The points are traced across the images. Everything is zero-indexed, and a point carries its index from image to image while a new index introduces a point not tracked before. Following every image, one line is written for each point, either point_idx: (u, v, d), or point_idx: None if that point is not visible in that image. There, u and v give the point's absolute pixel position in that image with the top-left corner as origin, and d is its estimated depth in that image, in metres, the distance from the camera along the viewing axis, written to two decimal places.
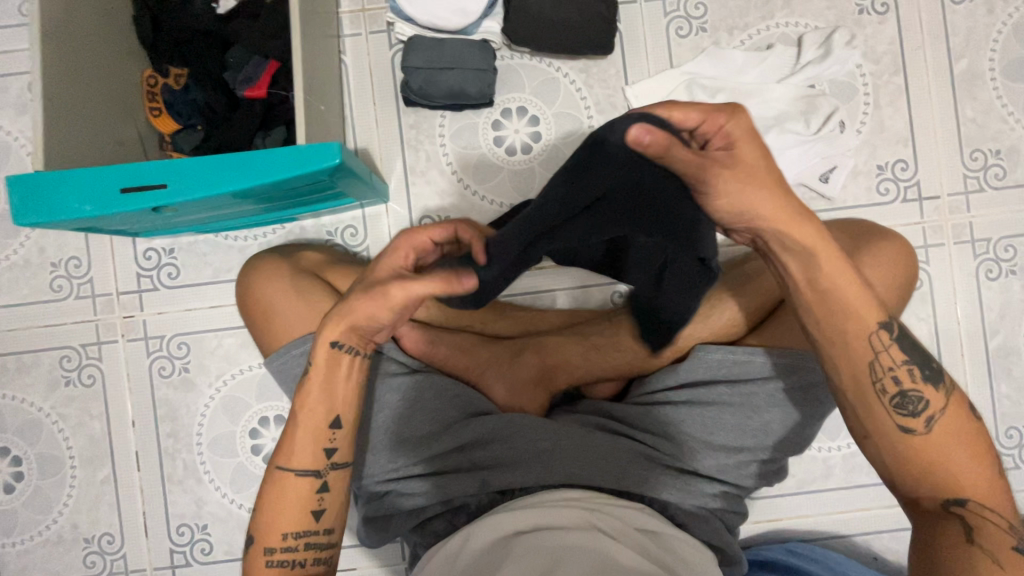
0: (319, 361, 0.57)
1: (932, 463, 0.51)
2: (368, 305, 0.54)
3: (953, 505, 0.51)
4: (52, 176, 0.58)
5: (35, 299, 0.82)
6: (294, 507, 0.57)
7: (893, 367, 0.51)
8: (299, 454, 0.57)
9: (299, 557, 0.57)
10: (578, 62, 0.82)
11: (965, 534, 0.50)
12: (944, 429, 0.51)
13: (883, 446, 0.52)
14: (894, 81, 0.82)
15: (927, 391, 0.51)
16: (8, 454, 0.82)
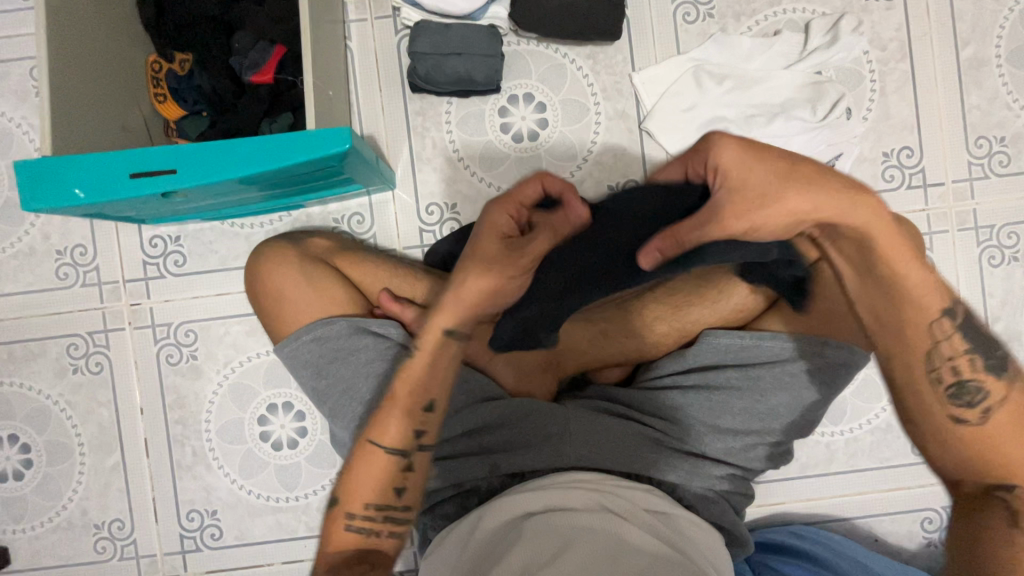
0: (422, 344, 0.57)
1: (984, 451, 0.50)
2: (476, 282, 0.55)
3: (1005, 489, 0.50)
4: (60, 161, 0.58)
5: (41, 287, 0.81)
6: (380, 480, 0.56)
7: (948, 357, 0.51)
8: (391, 429, 0.56)
9: (376, 527, 0.56)
10: (585, 48, 0.81)
11: (1013, 519, 0.48)
12: (1003, 419, 0.50)
13: (933, 432, 0.52)
14: (900, 68, 0.82)
15: (986, 381, 0.51)
16: (16, 442, 0.82)
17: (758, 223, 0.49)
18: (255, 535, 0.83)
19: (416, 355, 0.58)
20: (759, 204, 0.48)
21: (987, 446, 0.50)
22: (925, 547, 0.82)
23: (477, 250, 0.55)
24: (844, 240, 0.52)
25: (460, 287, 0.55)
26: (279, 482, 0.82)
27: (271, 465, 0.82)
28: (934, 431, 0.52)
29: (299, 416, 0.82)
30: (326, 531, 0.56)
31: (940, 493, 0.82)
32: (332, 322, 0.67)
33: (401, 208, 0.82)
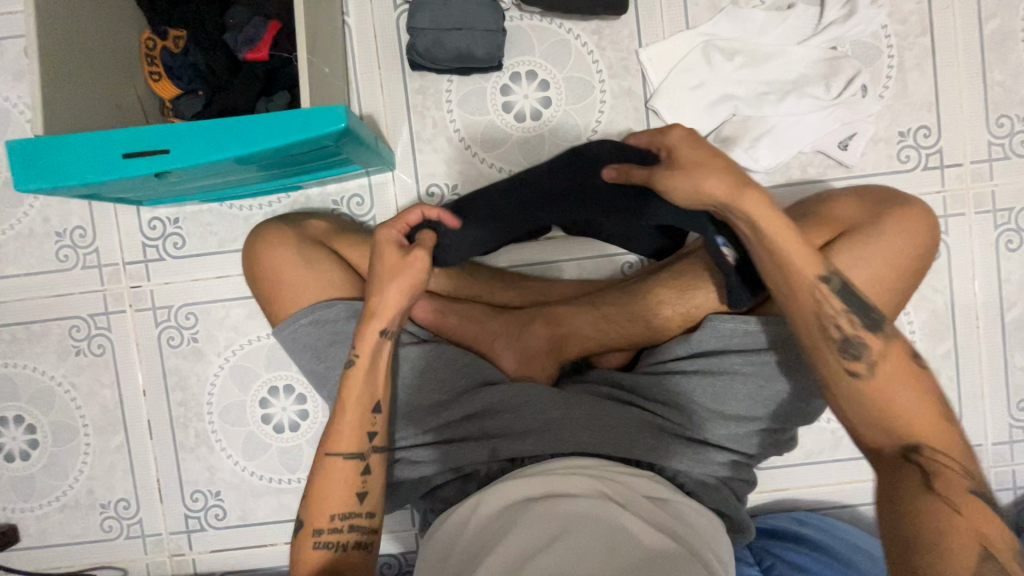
0: (362, 354, 0.60)
1: (890, 409, 0.53)
2: (391, 286, 0.60)
3: (911, 454, 0.52)
4: (52, 142, 0.57)
5: (42, 269, 0.81)
6: (340, 489, 0.57)
7: (836, 313, 0.54)
8: (343, 436, 0.59)
9: (343, 541, 0.56)
10: (590, 23, 0.79)
11: (923, 482, 0.51)
12: (890, 375, 0.54)
13: (845, 398, 0.55)
14: (920, 43, 0.78)
15: (868, 336, 0.54)
16: (22, 423, 0.83)
17: (695, 186, 0.53)
18: (258, 516, 0.83)
19: (355, 365, 0.60)
20: (692, 171, 0.53)
21: (885, 403, 0.53)
22: None
23: (381, 257, 0.60)
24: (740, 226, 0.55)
25: (378, 297, 0.60)
26: (281, 463, 0.83)
27: (273, 447, 0.82)
28: (847, 398, 0.55)
29: (300, 398, 0.82)
30: (297, 554, 0.56)
31: None
32: (331, 305, 0.67)
33: (401, 190, 0.81)
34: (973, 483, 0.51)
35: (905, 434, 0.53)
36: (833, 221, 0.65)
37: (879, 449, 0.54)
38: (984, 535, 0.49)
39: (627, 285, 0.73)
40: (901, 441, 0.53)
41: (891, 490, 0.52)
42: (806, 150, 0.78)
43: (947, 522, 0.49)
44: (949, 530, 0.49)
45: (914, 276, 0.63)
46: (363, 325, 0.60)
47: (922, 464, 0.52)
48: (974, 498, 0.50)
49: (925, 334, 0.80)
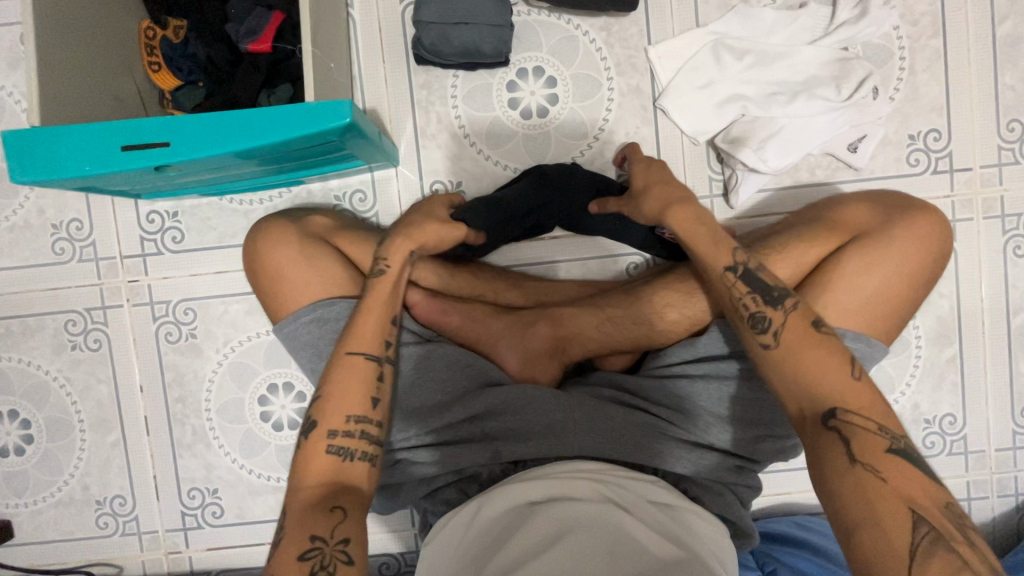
0: (392, 268, 0.62)
1: (805, 379, 0.53)
2: (431, 227, 0.64)
3: (829, 419, 0.51)
4: (48, 133, 0.56)
5: (37, 262, 0.80)
6: (355, 390, 0.57)
7: (745, 294, 0.57)
8: (367, 338, 0.59)
9: (351, 449, 0.55)
10: (598, 20, 0.77)
11: (846, 450, 0.49)
12: (795, 341, 0.54)
13: (770, 373, 0.55)
14: (932, 45, 0.77)
15: (770, 309, 0.56)
16: (17, 417, 0.82)
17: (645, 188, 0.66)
18: (255, 514, 0.82)
19: (384, 275, 0.62)
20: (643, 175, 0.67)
21: (797, 369, 0.53)
22: None
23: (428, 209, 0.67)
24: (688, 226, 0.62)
25: (416, 227, 0.64)
26: (279, 462, 0.82)
27: (272, 445, 0.81)
28: (770, 371, 0.55)
29: (300, 396, 0.81)
30: (305, 459, 0.54)
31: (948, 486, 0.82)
32: (333, 303, 0.66)
33: (404, 185, 0.80)
34: (892, 443, 0.49)
35: (822, 400, 0.52)
36: (843, 227, 0.64)
37: (802, 420, 0.53)
38: (911, 499, 0.46)
39: (633, 287, 0.72)
40: (818, 408, 0.52)
41: (822, 466, 0.50)
42: (815, 152, 0.77)
43: (875, 489, 0.47)
44: (878, 498, 0.47)
45: (925, 283, 0.63)
46: (394, 242, 0.63)
47: (842, 429, 0.50)
48: (896, 459, 0.48)
49: (931, 340, 0.79)
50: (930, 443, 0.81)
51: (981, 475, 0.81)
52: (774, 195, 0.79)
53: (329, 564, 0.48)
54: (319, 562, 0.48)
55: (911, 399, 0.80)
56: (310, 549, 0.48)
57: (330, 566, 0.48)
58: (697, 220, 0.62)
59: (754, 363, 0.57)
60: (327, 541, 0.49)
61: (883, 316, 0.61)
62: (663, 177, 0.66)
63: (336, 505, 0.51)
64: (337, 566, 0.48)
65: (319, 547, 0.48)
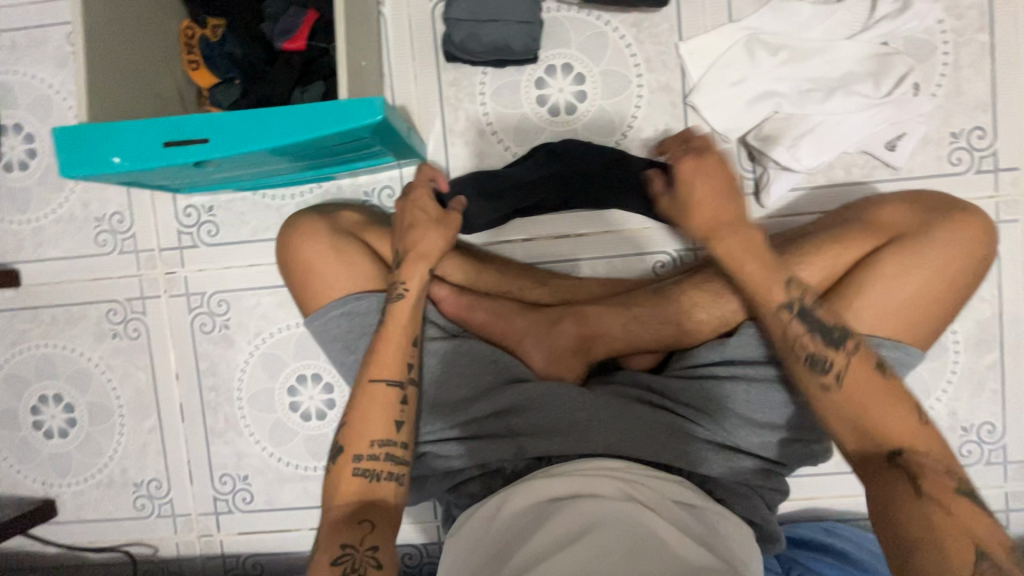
0: (410, 290, 0.63)
1: (872, 421, 0.54)
2: (429, 234, 0.65)
3: (893, 460, 0.53)
4: (95, 129, 0.58)
5: (81, 253, 0.83)
6: (380, 415, 0.59)
7: (803, 334, 0.57)
8: (387, 364, 0.60)
9: (379, 469, 0.58)
10: (629, 16, 0.77)
11: (913, 487, 0.51)
12: (862, 386, 0.54)
13: (825, 411, 0.56)
14: (978, 39, 0.74)
15: (832, 352, 0.55)
16: (61, 401, 0.85)
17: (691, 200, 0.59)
18: (283, 501, 0.85)
19: (404, 298, 0.63)
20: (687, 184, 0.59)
21: (864, 415, 0.54)
22: None
23: (422, 208, 0.66)
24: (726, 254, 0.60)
25: (416, 244, 0.65)
26: (308, 451, 0.84)
27: (300, 434, 0.84)
28: (830, 414, 0.56)
29: (327, 388, 0.82)
30: (335, 480, 0.58)
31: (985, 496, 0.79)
32: (361, 297, 0.67)
33: None
34: (960, 483, 0.52)
35: (890, 440, 0.54)
36: (881, 228, 0.63)
37: (861, 460, 0.55)
38: (978, 536, 0.49)
39: (661, 286, 0.71)
40: (884, 448, 0.54)
41: (885, 504, 0.52)
42: (851, 150, 0.75)
43: (940, 526, 0.50)
44: (943, 533, 0.49)
45: (966, 288, 0.60)
46: (406, 262, 0.64)
47: (909, 468, 0.52)
48: (961, 499, 0.51)
49: (970, 345, 0.77)
50: (966, 451, 0.79)
51: (1021, 487, 0.79)
52: (808, 195, 0.77)
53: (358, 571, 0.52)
54: (349, 567, 0.52)
55: (947, 407, 0.78)
56: (340, 556, 0.52)
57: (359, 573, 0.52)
58: (752, 248, 0.59)
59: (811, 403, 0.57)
60: (357, 548, 0.53)
61: (921, 321, 0.60)
62: (716, 187, 0.59)
63: (364, 519, 0.55)
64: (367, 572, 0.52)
65: (350, 553, 0.52)
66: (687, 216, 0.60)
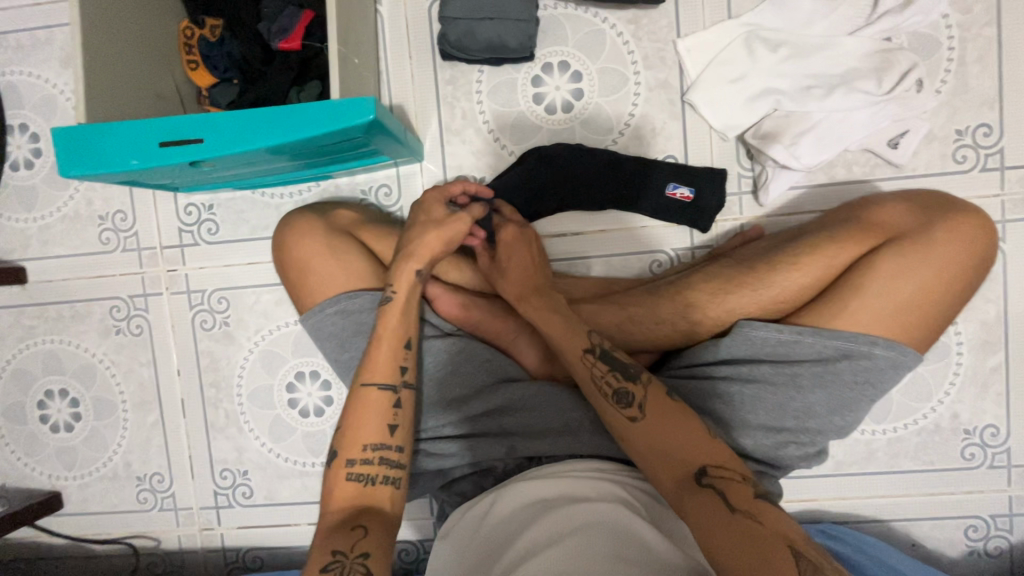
0: (398, 294, 0.63)
1: (667, 447, 0.53)
2: (429, 235, 0.64)
3: (702, 479, 0.50)
4: (94, 128, 0.59)
5: (86, 251, 0.85)
6: (373, 418, 0.58)
7: (606, 373, 0.58)
8: (380, 367, 0.60)
9: (373, 473, 0.56)
10: (627, 12, 0.76)
11: (724, 502, 0.48)
12: (659, 409, 0.55)
13: (638, 447, 0.54)
14: (985, 34, 0.73)
15: (631, 385, 0.57)
16: (67, 396, 0.87)
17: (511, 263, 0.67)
18: (282, 497, 0.86)
19: (394, 302, 0.63)
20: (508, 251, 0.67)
21: (670, 438, 0.53)
22: (968, 555, 0.79)
23: (426, 210, 0.67)
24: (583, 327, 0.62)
25: (417, 242, 0.64)
26: (306, 447, 0.85)
27: (299, 431, 0.84)
28: (644, 445, 0.54)
29: (325, 385, 0.83)
30: (329, 487, 0.56)
31: (989, 500, 0.78)
32: (356, 295, 0.67)
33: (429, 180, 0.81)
34: (756, 489, 0.50)
35: (688, 459, 0.52)
36: (878, 228, 0.62)
37: (674, 486, 0.51)
38: (789, 537, 0.46)
39: (655, 285, 0.70)
40: (688, 467, 0.51)
41: (707, 528, 0.47)
42: (852, 148, 0.74)
43: (758, 535, 0.46)
44: (764, 544, 0.45)
45: (966, 290, 0.59)
46: (399, 265, 0.64)
47: (715, 484, 0.50)
48: (763, 502, 0.49)
49: (974, 347, 0.75)
50: (969, 454, 0.77)
51: None
52: (808, 193, 0.76)
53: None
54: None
55: (950, 409, 0.77)
56: (332, 562, 0.49)
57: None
58: (551, 310, 0.64)
59: (621, 436, 0.56)
60: (348, 555, 0.50)
61: (920, 322, 0.58)
62: (527, 253, 0.68)
63: (357, 525, 0.53)
64: None
65: (339, 559, 0.49)
66: (506, 279, 0.67)
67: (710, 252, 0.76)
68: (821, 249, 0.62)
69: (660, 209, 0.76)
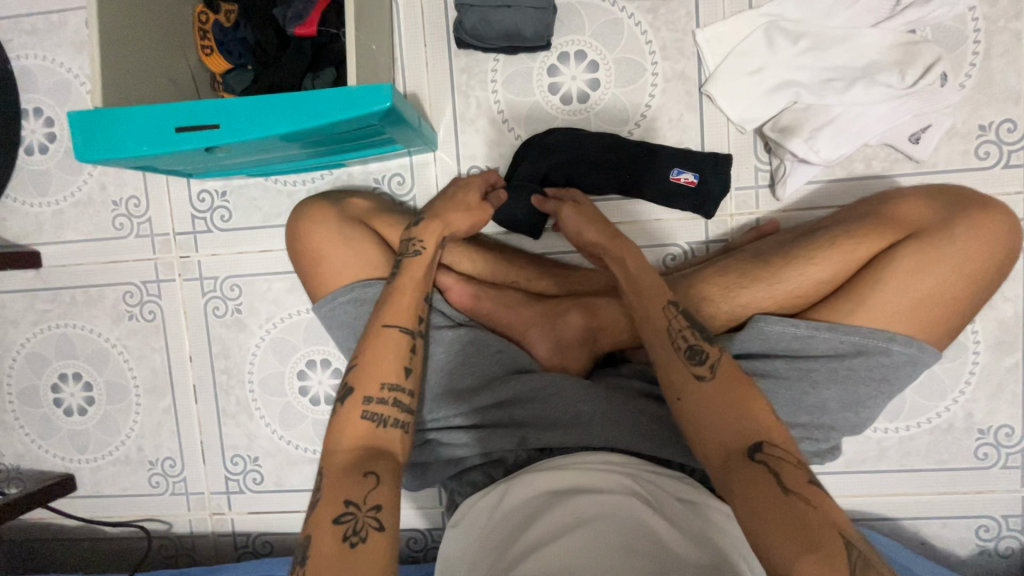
0: (426, 249, 0.65)
1: (726, 415, 0.52)
2: (459, 214, 0.67)
3: (756, 454, 0.50)
4: (112, 114, 0.59)
5: (99, 236, 0.85)
6: (390, 359, 0.58)
7: (684, 328, 0.59)
8: (401, 311, 0.61)
9: (385, 415, 0.56)
10: (645, 1, 0.75)
11: (776, 481, 0.48)
12: (730, 378, 0.54)
13: (696, 407, 0.54)
14: (1012, 27, 0.71)
15: (707, 344, 0.57)
16: (80, 380, 0.88)
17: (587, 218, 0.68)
18: (292, 484, 0.86)
19: (420, 255, 0.64)
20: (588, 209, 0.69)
21: (729, 408, 0.53)
22: (977, 554, 0.79)
23: (464, 189, 0.70)
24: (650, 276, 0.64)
25: (446, 210, 0.67)
26: (316, 435, 0.85)
27: (309, 418, 0.85)
28: (703, 410, 0.53)
29: (336, 373, 0.84)
30: (341, 423, 0.55)
31: (1001, 501, 0.77)
32: (369, 284, 0.67)
33: (442, 170, 0.80)
34: (810, 475, 0.49)
35: (747, 433, 0.51)
36: (898, 223, 0.61)
37: (723, 461, 0.51)
38: (839, 525, 0.45)
39: (668, 278, 0.70)
40: (743, 442, 0.51)
41: (753, 504, 0.47)
42: (872, 142, 0.73)
43: (807, 519, 0.45)
44: (811, 527, 0.44)
45: (988, 288, 0.58)
46: (424, 224, 0.66)
47: (768, 462, 0.49)
48: (815, 489, 0.48)
49: (990, 346, 0.74)
50: (982, 454, 0.77)
51: None
52: (826, 187, 0.75)
53: (362, 530, 0.48)
54: (352, 527, 0.48)
55: (964, 408, 0.76)
56: (344, 514, 0.49)
57: (362, 532, 0.48)
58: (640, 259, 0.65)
59: (684, 393, 0.55)
60: (360, 508, 0.49)
61: (938, 319, 0.58)
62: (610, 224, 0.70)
63: (369, 471, 0.52)
64: (369, 533, 0.48)
65: (352, 511, 0.49)
66: (588, 228, 0.67)
67: (725, 246, 0.75)
68: (839, 244, 0.61)
69: (665, 198, 0.75)
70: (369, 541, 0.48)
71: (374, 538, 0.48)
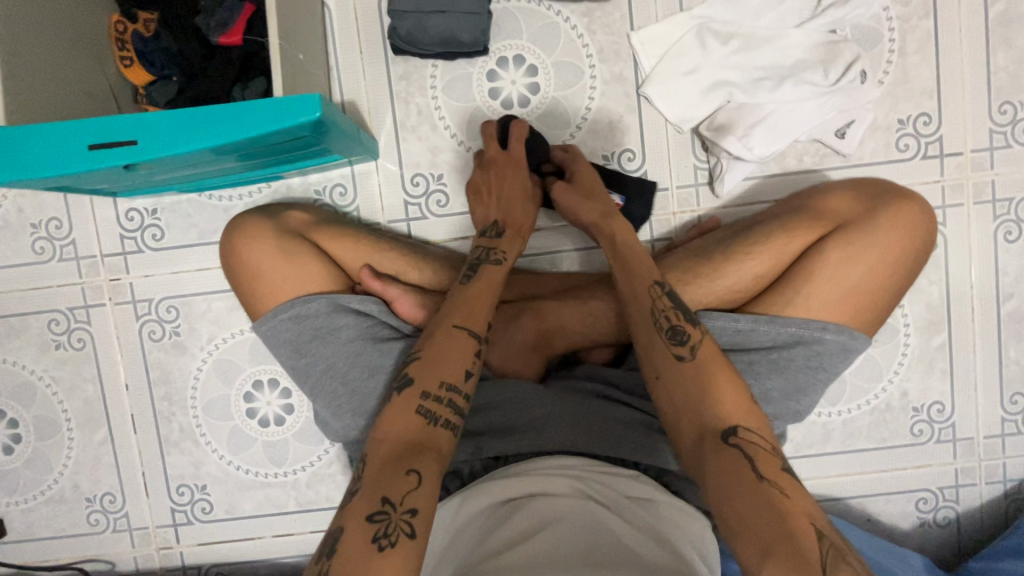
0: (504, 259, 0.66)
1: (700, 398, 0.53)
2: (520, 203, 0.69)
3: (729, 437, 0.51)
4: (14, 132, 0.54)
5: (17, 262, 0.79)
6: (456, 360, 0.56)
7: (667, 307, 0.59)
8: (472, 314, 0.59)
9: (439, 414, 0.53)
10: (580, 5, 0.76)
11: (751, 467, 0.49)
12: (708, 360, 0.55)
13: (672, 384, 0.55)
14: (923, 26, 0.75)
15: (690, 325, 0.57)
16: (4, 417, 0.82)
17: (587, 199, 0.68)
18: (245, 510, 0.83)
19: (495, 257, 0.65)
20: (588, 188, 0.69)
21: (703, 388, 0.53)
22: (919, 527, 0.83)
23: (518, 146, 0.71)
24: (638, 257, 0.64)
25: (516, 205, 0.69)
26: (267, 458, 0.82)
27: (259, 441, 0.82)
28: (678, 385, 0.54)
29: (286, 392, 0.81)
30: (393, 412, 0.53)
31: (937, 474, 0.82)
32: (310, 300, 0.65)
33: (385, 178, 0.79)
34: (783, 462, 0.50)
35: (723, 416, 0.52)
36: (825, 218, 0.64)
37: (696, 441, 0.52)
38: (813, 516, 0.46)
39: None
40: (718, 424, 0.51)
41: (726, 488, 0.48)
42: (802, 138, 0.75)
43: (780, 506, 0.46)
44: (788, 516, 0.45)
45: (908, 276, 0.62)
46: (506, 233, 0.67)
47: (742, 446, 0.50)
48: (786, 476, 0.49)
49: (920, 328, 0.79)
50: (918, 431, 0.81)
51: (970, 462, 0.81)
52: (762, 183, 0.78)
53: (392, 534, 0.46)
54: (382, 529, 0.46)
55: (899, 388, 0.80)
56: (377, 514, 0.46)
57: (393, 536, 0.45)
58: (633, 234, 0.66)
59: (662, 371, 0.55)
60: (396, 509, 0.47)
61: (865, 307, 0.61)
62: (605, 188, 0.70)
63: (411, 469, 0.49)
64: (400, 538, 0.45)
65: (387, 512, 0.47)
66: (584, 202, 0.67)
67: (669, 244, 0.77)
68: (773, 239, 0.63)
69: None
70: (399, 546, 0.45)
71: (404, 544, 0.45)
